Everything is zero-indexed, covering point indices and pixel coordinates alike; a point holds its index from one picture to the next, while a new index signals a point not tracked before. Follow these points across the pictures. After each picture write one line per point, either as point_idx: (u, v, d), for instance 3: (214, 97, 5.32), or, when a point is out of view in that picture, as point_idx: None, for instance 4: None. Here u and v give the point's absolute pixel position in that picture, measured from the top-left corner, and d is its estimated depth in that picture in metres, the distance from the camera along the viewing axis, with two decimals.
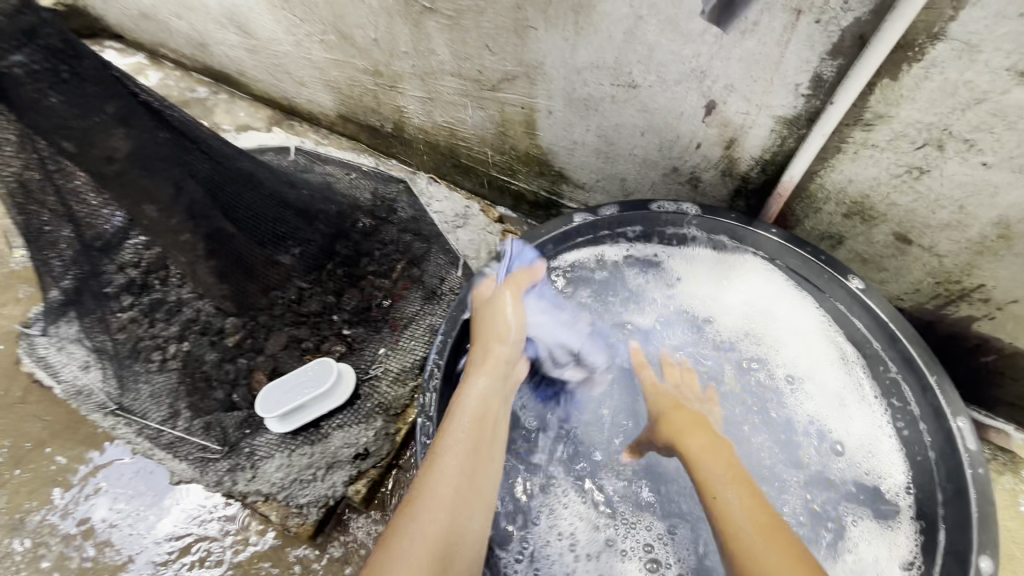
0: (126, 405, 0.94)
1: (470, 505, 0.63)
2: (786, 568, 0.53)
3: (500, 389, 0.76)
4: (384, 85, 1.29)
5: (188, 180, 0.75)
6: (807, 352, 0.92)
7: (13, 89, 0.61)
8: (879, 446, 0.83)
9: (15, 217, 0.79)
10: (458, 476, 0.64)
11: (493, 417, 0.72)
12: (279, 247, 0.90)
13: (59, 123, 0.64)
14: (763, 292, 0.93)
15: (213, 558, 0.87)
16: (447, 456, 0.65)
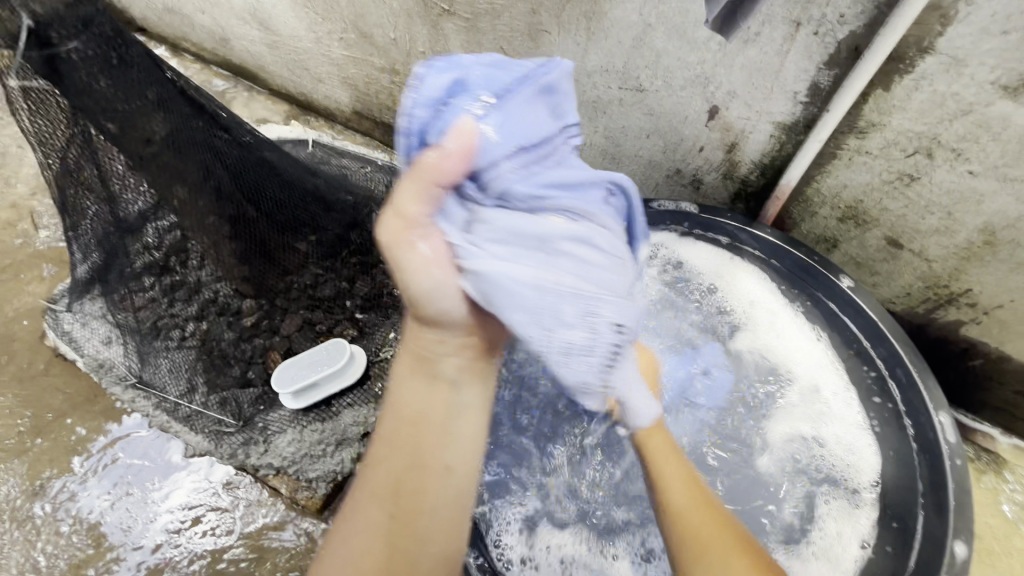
0: (145, 379, 0.99)
1: (409, 522, 0.52)
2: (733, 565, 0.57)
3: (441, 375, 0.54)
4: (400, 83, 1.34)
5: (217, 164, 0.79)
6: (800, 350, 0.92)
7: (68, 73, 0.67)
8: (854, 439, 0.83)
9: (54, 195, 0.85)
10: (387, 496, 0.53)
11: (433, 416, 0.54)
12: (298, 234, 0.92)
13: (104, 105, 0.70)
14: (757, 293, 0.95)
15: (223, 527, 0.91)
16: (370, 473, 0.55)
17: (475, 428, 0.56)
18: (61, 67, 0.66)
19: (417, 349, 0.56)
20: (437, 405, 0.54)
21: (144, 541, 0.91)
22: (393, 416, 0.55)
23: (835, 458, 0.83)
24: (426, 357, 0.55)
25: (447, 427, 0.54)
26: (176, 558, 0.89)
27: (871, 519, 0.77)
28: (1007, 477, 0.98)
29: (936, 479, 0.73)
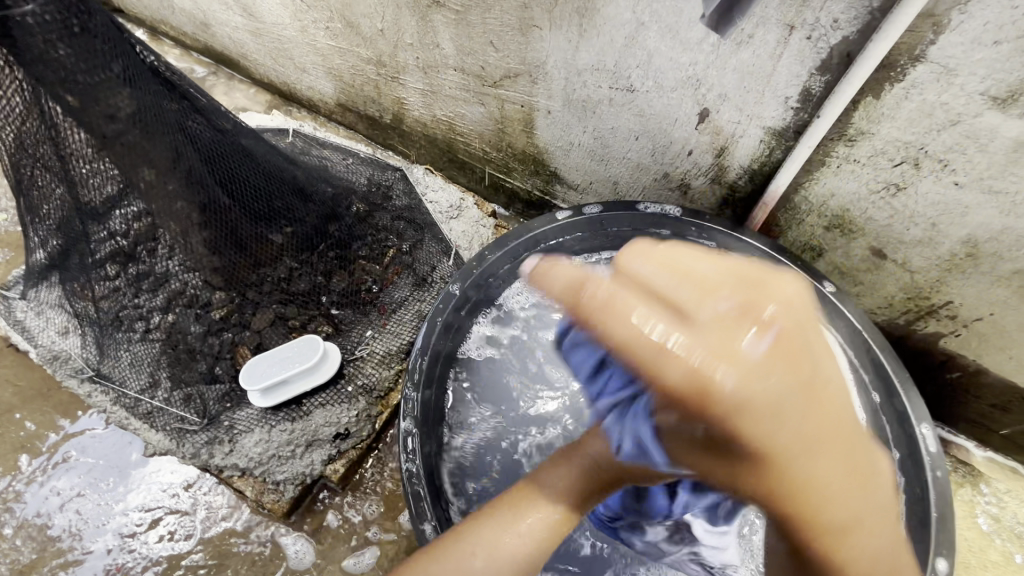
0: (104, 372, 0.93)
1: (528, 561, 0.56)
2: None
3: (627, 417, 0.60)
4: (386, 75, 1.31)
5: (188, 146, 0.76)
6: None
7: (24, 38, 0.62)
8: None
9: (9, 163, 0.80)
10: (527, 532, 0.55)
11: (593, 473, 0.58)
12: (271, 225, 0.89)
13: (64, 76, 0.65)
14: None
15: (182, 532, 0.86)
16: (492, 524, 0.55)
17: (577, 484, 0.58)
18: (15, 31, 0.61)
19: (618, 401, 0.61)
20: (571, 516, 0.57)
21: (95, 545, 0.85)
22: (536, 492, 0.56)
23: None
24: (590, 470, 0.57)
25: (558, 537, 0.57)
26: (129, 564, 0.84)
27: None
28: (983, 488, 0.99)
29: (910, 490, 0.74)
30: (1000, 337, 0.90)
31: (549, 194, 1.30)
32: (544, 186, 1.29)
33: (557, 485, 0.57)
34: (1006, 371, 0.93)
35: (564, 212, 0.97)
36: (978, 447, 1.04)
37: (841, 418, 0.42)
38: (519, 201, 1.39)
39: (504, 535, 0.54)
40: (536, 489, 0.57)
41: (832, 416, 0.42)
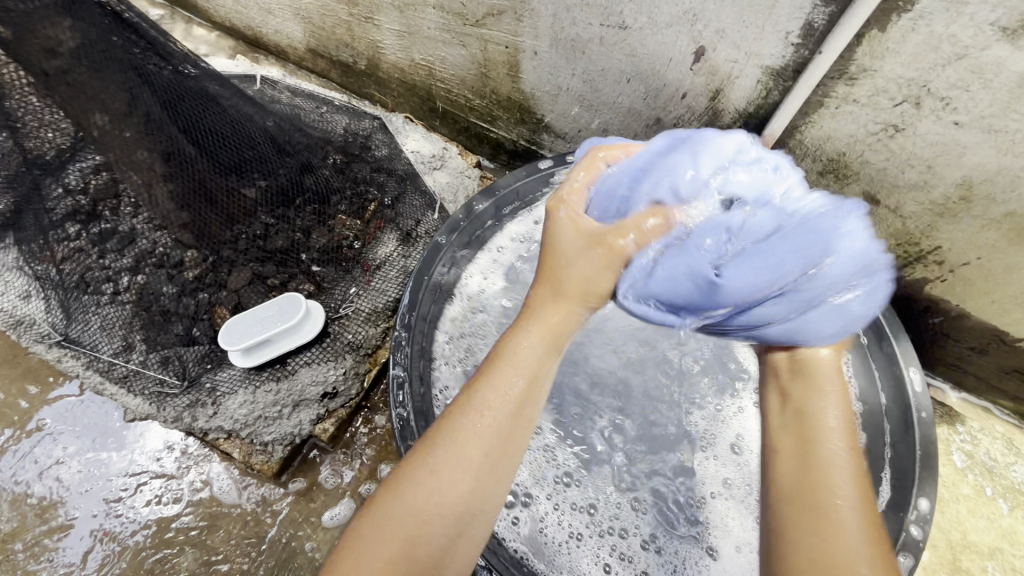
0: (72, 337, 0.88)
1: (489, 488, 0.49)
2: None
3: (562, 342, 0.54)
4: (359, 16, 1.22)
5: (142, 87, 0.71)
6: None
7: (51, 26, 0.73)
8: None
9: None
10: (488, 446, 0.49)
11: (532, 384, 0.51)
12: (243, 179, 0.85)
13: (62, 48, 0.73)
14: None
15: (170, 495, 0.85)
16: (427, 478, 0.48)
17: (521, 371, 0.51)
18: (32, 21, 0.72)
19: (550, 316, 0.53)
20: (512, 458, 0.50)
21: (79, 511, 0.83)
22: (472, 418, 0.50)
23: None
24: (503, 417, 0.50)
25: (503, 475, 0.50)
26: (117, 529, 0.83)
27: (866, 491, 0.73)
28: (958, 427, 1.02)
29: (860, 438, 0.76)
30: (985, 281, 0.91)
31: (535, 143, 1.25)
32: (530, 135, 1.24)
33: (488, 420, 0.50)
34: (986, 315, 0.95)
35: (548, 161, 0.92)
36: (953, 389, 1.08)
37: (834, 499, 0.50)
38: (504, 152, 1.34)
39: (446, 475, 0.48)
40: (475, 411, 0.50)
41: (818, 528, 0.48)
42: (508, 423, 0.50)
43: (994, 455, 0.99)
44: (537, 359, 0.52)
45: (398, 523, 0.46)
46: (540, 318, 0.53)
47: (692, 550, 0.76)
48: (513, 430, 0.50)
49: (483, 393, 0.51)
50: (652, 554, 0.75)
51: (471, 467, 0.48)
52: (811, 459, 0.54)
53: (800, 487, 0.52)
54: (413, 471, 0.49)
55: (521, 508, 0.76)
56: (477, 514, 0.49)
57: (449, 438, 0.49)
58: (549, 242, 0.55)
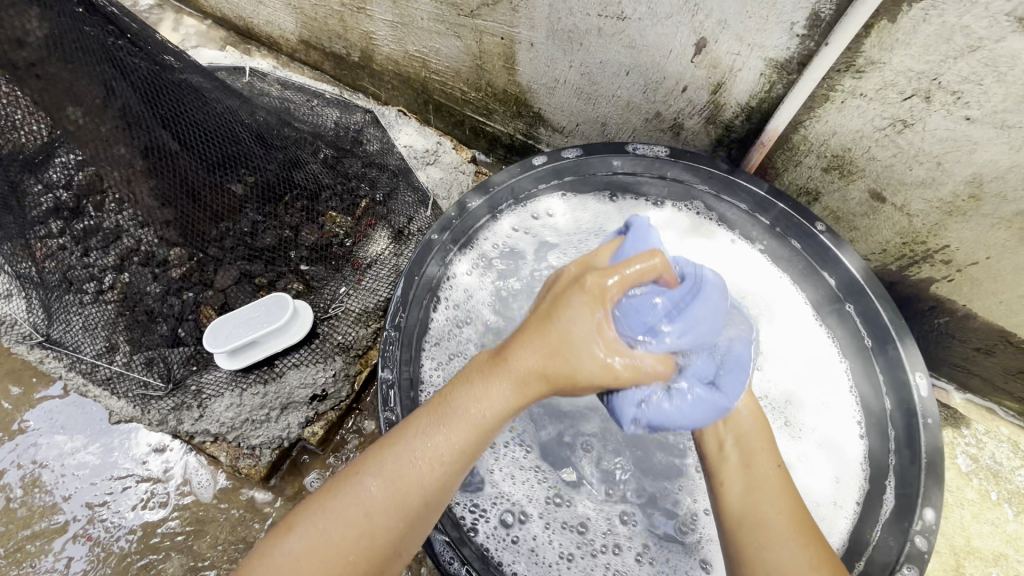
0: (55, 337, 0.87)
1: (417, 530, 0.51)
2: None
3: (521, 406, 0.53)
4: (351, 6, 1.19)
5: (119, 79, 0.68)
6: (802, 345, 0.86)
7: None
8: (849, 447, 0.79)
9: None
10: (425, 492, 0.50)
11: (482, 442, 0.52)
12: (229, 173, 0.82)
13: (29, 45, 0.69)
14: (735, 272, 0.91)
15: (156, 499, 0.83)
16: (363, 506, 0.49)
17: (478, 426, 0.51)
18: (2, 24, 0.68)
19: (524, 388, 0.51)
20: (445, 501, 0.53)
21: (63, 516, 0.82)
22: (416, 456, 0.51)
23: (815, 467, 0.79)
24: (448, 468, 0.51)
25: (434, 514, 0.52)
26: (101, 534, 0.81)
27: (875, 497, 0.74)
28: (963, 430, 1.00)
29: (868, 446, 0.78)
30: (994, 281, 0.88)
31: (532, 137, 1.22)
32: (527, 129, 1.21)
33: (433, 465, 0.51)
34: (994, 316, 0.92)
35: (541, 157, 0.88)
36: (958, 390, 1.06)
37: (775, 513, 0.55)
38: (500, 146, 1.31)
39: (382, 509, 0.49)
40: (425, 455, 0.51)
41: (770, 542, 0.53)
42: (451, 473, 0.51)
43: (999, 458, 0.97)
44: (492, 417, 0.51)
45: (329, 541, 0.48)
46: (519, 385, 0.51)
47: (689, 558, 0.75)
48: (453, 480, 0.52)
49: (428, 434, 0.51)
50: (645, 566, 0.74)
51: (407, 508, 0.50)
52: (747, 480, 0.58)
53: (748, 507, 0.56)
54: (351, 495, 0.50)
55: (518, 527, 0.75)
56: (403, 548, 0.51)
57: (387, 472, 0.50)
58: (563, 322, 0.51)
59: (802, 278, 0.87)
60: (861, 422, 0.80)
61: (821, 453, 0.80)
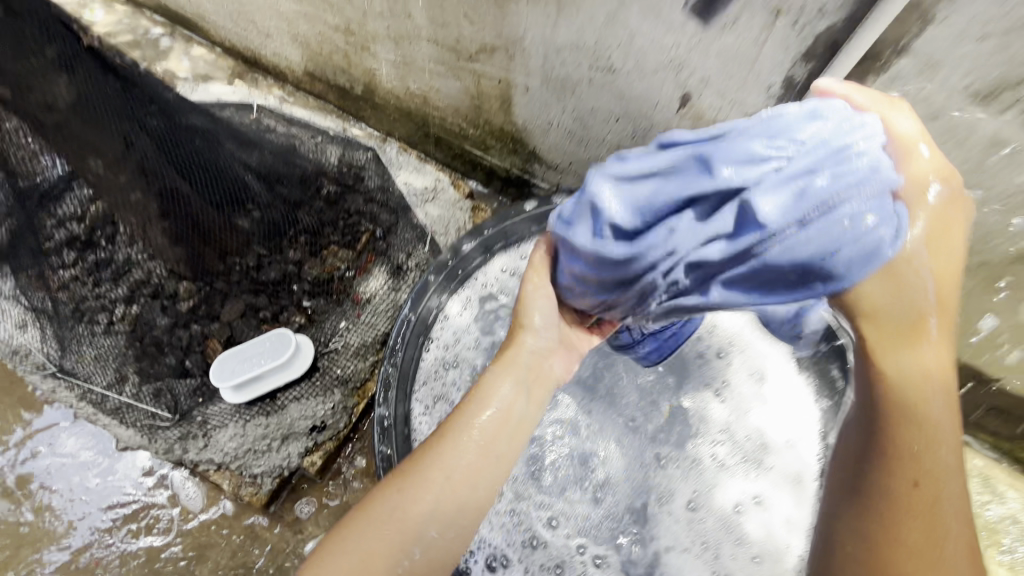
0: (67, 368, 0.88)
1: (460, 514, 0.57)
2: None
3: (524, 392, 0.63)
4: (355, 45, 1.24)
5: (139, 134, 0.74)
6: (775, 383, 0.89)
7: None
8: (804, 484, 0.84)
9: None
10: (454, 472, 0.57)
11: (498, 425, 0.60)
12: (237, 210, 0.86)
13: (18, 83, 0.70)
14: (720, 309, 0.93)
15: (161, 525, 0.87)
16: (398, 496, 0.56)
17: (487, 402, 0.61)
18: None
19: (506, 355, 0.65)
20: (481, 487, 0.58)
21: (71, 540, 0.86)
22: (439, 448, 0.59)
23: (774, 505, 0.83)
24: (473, 450, 0.58)
25: (474, 498, 0.57)
26: (108, 558, 0.85)
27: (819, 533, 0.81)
28: None
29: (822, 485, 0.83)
30: (962, 324, 0.92)
31: (527, 172, 1.27)
32: (522, 165, 1.26)
33: (455, 449, 0.58)
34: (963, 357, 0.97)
35: (530, 203, 0.94)
36: None
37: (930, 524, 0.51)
38: (497, 179, 1.36)
39: (420, 495, 0.56)
40: (445, 440, 0.59)
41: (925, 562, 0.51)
42: (473, 456, 0.58)
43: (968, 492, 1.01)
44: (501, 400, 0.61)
45: (382, 534, 0.55)
46: (513, 371, 0.63)
47: None
48: (482, 460, 0.58)
49: (450, 426, 0.61)
50: None
51: (436, 490, 0.56)
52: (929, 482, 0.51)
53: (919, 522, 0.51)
54: (396, 488, 0.57)
55: (500, 569, 0.80)
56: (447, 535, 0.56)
57: (416, 467, 0.58)
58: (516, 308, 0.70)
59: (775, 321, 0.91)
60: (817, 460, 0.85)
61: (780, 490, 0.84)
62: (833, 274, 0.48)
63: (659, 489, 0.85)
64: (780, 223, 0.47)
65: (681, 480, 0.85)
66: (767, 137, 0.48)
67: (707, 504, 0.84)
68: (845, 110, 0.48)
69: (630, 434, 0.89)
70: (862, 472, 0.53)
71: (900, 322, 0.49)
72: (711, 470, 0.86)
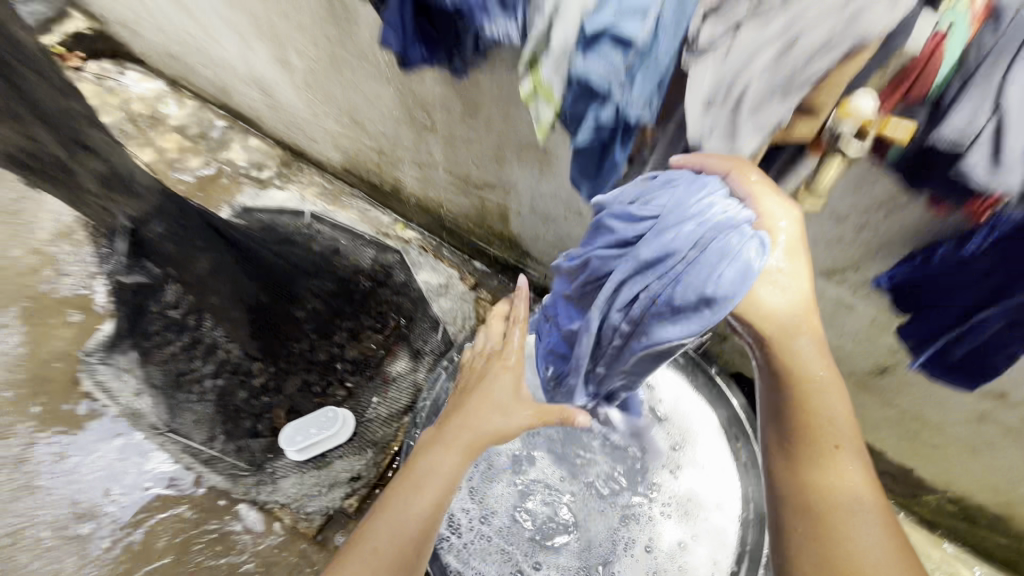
0: (175, 428, 1.21)
1: (440, 512, 0.80)
2: (873, 516, 0.62)
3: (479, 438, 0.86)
4: (387, 161, 1.55)
5: (241, 273, 1.07)
6: (708, 455, 1.14)
7: (150, 241, 0.99)
8: (727, 537, 1.05)
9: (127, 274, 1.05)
10: (439, 483, 0.80)
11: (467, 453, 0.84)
12: (298, 307, 1.18)
13: (167, 258, 1.02)
14: (665, 395, 1.21)
15: (238, 546, 1.18)
16: (400, 499, 0.78)
17: (464, 431, 0.86)
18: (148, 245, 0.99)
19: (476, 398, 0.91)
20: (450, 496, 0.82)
21: (173, 555, 1.17)
22: (427, 464, 0.82)
23: (702, 552, 1.06)
24: (448, 467, 0.82)
25: (445, 505, 0.81)
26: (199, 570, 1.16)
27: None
28: None
29: (743, 538, 1.04)
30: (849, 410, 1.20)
31: (521, 264, 1.58)
32: (517, 258, 1.56)
33: (439, 466, 0.82)
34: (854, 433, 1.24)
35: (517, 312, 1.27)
36: None
37: (843, 464, 0.65)
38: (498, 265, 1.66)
39: (416, 501, 0.78)
40: (432, 463, 0.82)
41: (847, 485, 0.64)
42: (451, 470, 0.82)
43: None
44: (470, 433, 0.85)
45: (387, 531, 0.75)
46: (474, 418, 0.87)
47: None
48: (456, 472, 0.83)
49: (431, 453, 0.84)
50: None
51: (426, 496, 0.79)
52: (830, 426, 0.66)
53: (836, 464, 0.65)
54: (399, 495, 0.79)
55: None
56: (430, 529, 0.78)
57: (411, 483, 0.80)
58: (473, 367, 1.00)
59: (707, 406, 1.17)
60: (741, 518, 1.06)
61: (708, 540, 1.07)
62: (717, 297, 0.61)
63: (612, 536, 1.13)
64: (656, 264, 0.66)
65: (628, 530, 1.13)
66: (636, 205, 0.70)
67: (647, 549, 1.10)
68: (694, 177, 0.67)
69: (594, 492, 1.18)
70: (783, 431, 0.69)
71: (788, 321, 0.64)
72: (652, 522, 1.13)
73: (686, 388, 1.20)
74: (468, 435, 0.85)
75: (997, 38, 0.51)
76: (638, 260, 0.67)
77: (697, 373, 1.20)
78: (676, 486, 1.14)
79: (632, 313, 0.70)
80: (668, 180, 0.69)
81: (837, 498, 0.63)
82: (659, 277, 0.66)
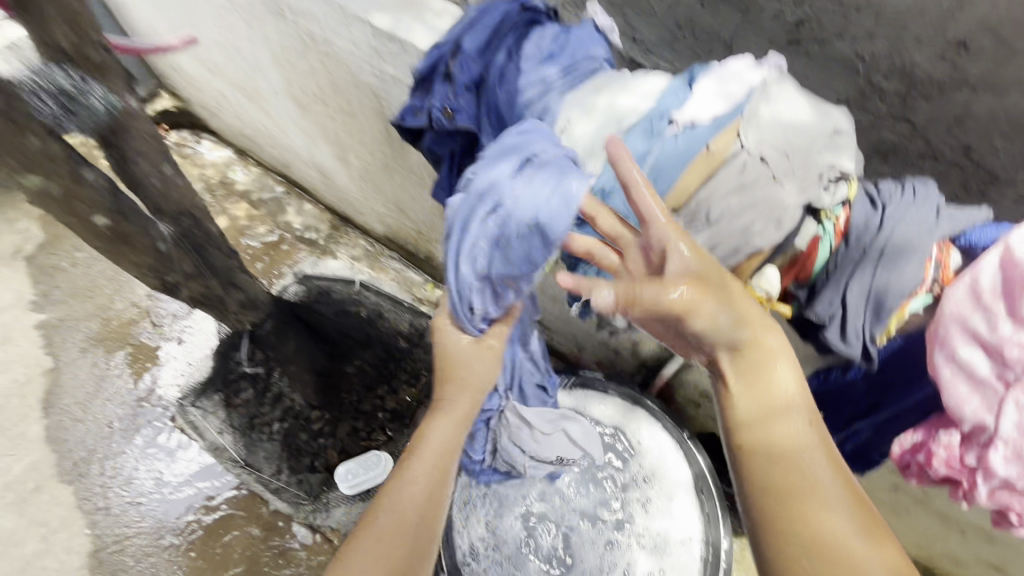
0: (250, 460, 1.52)
1: (432, 507, 0.87)
2: (848, 510, 0.67)
3: (457, 427, 0.94)
4: (423, 238, 1.85)
5: (312, 345, 1.44)
6: (681, 502, 1.27)
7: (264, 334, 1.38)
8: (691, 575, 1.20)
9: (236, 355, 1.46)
10: (422, 486, 0.87)
11: (450, 449, 0.93)
12: (346, 363, 1.51)
13: (266, 341, 1.39)
14: (650, 447, 1.35)
15: (297, 561, 1.47)
16: (388, 511, 0.84)
17: (446, 430, 0.93)
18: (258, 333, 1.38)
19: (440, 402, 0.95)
20: (440, 486, 0.89)
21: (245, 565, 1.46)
22: (405, 488, 0.86)
23: None
24: (436, 452, 0.91)
25: (437, 500, 0.88)
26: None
27: None
28: None
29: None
30: None
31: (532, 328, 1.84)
32: None
33: (424, 464, 0.90)
34: None
35: None
36: None
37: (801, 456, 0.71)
38: None
39: (407, 502, 0.85)
40: (410, 479, 0.88)
41: (814, 481, 0.69)
42: (439, 457, 0.91)
43: None
44: (442, 432, 0.92)
45: (383, 539, 0.82)
46: (452, 416, 0.94)
47: None
48: (439, 465, 0.90)
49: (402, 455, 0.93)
50: None
51: (420, 487, 0.87)
52: (785, 422, 0.73)
53: (802, 461, 0.71)
54: (376, 522, 0.84)
55: None
56: (427, 519, 0.86)
57: (389, 508, 0.85)
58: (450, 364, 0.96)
59: (684, 458, 1.31)
60: (704, 560, 1.21)
61: None
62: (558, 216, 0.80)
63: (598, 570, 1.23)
64: (512, 210, 0.81)
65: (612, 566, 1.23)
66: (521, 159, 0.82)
67: None
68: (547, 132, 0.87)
69: (582, 531, 1.27)
70: (753, 442, 0.73)
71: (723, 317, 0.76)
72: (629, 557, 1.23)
73: (666, 438, 1.35)
74: (447, 424, 0.93)
75: (845, 251, 0.82)
76: (462, 220, 0.84)
77: (679, 430, 1.34)
78: (653, 527, 1.26)
79: (482, 269, 0.88)
80: (501, 148, 0.85)
81: (804, 489, 0.68)
82: (478, 233, 0.83)
